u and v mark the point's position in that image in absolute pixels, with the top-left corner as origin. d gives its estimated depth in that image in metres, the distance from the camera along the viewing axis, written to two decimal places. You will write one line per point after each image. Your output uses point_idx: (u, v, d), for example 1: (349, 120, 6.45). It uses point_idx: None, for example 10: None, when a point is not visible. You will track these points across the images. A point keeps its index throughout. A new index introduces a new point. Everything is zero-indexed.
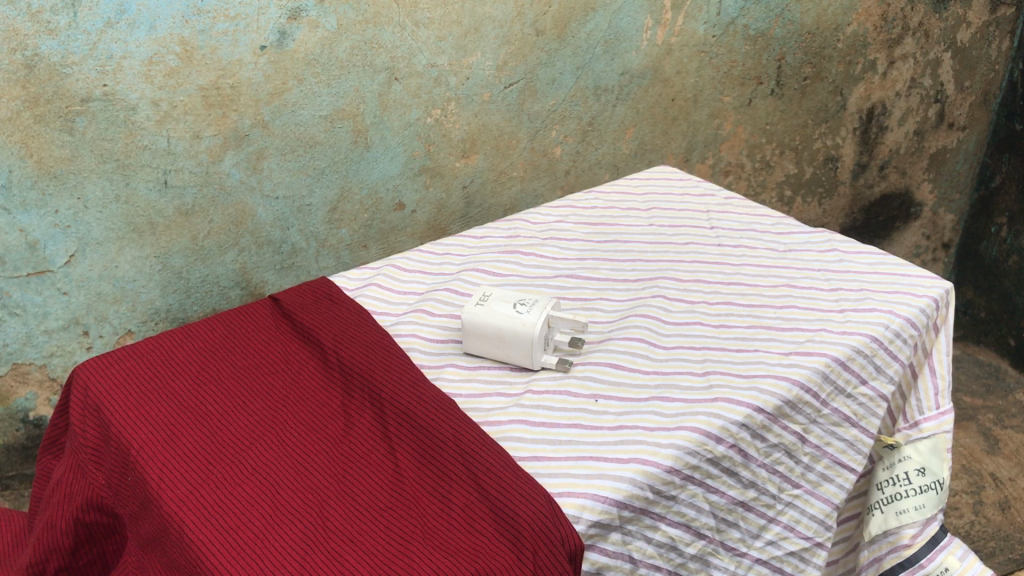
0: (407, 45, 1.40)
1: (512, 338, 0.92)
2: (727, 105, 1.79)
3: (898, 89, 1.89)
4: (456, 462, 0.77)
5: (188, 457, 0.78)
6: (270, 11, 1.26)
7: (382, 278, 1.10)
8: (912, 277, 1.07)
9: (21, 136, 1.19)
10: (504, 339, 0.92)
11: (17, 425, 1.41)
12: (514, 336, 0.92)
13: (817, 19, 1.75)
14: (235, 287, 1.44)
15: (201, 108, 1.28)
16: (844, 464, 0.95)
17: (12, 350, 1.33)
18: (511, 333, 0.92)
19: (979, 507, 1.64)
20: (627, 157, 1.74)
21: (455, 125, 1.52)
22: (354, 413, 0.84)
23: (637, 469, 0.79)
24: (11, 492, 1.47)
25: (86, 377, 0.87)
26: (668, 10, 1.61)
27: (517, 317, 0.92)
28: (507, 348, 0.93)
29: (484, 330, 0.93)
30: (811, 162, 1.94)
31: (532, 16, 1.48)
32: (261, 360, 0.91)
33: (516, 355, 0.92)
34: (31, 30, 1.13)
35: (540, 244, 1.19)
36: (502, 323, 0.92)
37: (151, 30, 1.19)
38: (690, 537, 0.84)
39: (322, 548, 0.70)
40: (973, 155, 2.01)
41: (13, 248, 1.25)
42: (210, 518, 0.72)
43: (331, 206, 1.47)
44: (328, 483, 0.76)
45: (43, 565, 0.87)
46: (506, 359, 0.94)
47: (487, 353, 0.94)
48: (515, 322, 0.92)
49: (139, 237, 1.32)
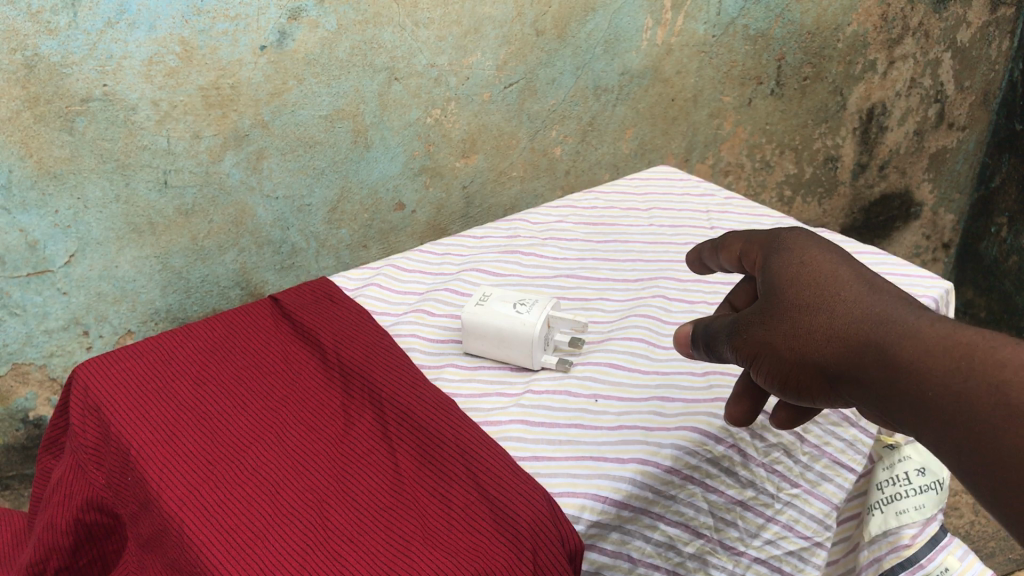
0: (407, 45, 1.40)
1: (512, 337, 0.92)
2: (727, 105, 1.79)
3: (898, 89, 1.88)
4: (455, 462, 0.77)
5: (188, 457, 0.78)
6: (270, 11, 1.26)
7: (382, 278, 1.10)
8: (912, 277, 1.07)
9: (21, 136, 1.18)
10: (505, 338, 0.92)
11: (17, 425, 1.41)
12: (514, 336, 0.91)
13: (817, 19, 1.75)
14: (235, 287, 1.45)
15: (201, 108, 1.28)
16: (844, 464, 0.94)
17: (12, 350, 1.32)
18: (512, 333, 0.91)
19: (979, 507, 1.64)
20: (627, 157, 1.75)
21: (455, 125, 1.52)
22: (354, 413, 0.84)
23: (636, 469, 0.80)
24: (11, 492, 1.46)
25: (85, 376, 0.87)
26: (668, 10, 1.61)
27: (517, 317, 0.92)
28: (508, 348, 0.92)
29: (484, 330, 0.93)
30: (811, 162, 1.94)
31: (532, 16, 1.48)
32: (261, 360, 0.91)
33: (517, 355, 0.92)
34: (31, 30, 1.12)
35: (540, 244, 1.19)
36: (502, 323, 0.92)
37: (151, 30, 1.19)
38: (689, 536, 0.84)
39: (322, 549, 0.70)
40: (974, 155, 2.01)
41: (13, 248, 1.24)
42: (210, 518, 0.72)
43: (331, 206, 1.47)
44: (328, 483, 0.76)
45: (40, 565, 0.86)
46: (506, 359, 0.94)
47: (488, 353, 0.94)
48: (514, 322, 0.91)
49: (139, 237, 1.32)
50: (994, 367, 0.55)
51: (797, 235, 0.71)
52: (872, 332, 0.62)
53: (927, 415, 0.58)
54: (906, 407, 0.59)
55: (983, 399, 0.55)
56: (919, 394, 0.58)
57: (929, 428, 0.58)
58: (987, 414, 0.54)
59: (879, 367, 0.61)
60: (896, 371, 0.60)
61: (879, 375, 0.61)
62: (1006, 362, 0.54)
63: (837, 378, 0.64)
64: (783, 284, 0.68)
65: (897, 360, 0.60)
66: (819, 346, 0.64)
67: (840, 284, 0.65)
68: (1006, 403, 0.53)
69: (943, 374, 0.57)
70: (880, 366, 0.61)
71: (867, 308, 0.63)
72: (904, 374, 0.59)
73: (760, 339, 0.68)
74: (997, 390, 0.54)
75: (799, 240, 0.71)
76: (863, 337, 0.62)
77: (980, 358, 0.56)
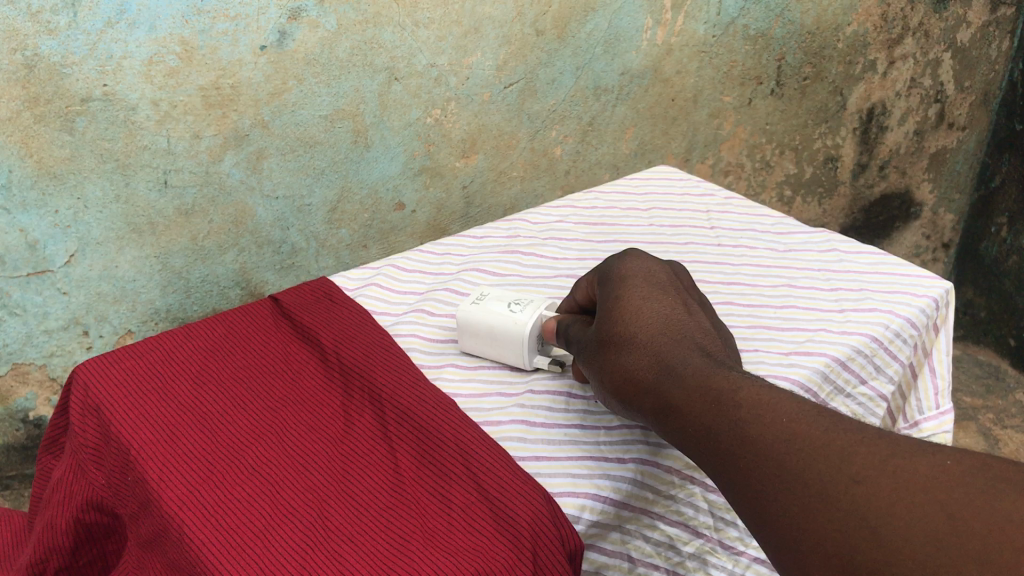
0: (407, 45, 1.40)
1: (503, 336, 0.91)
2: (727, 105, 1.80)
3: (898, 89, 1.89)
4: (456, 462, 0.77)
5: (188, 457, 0.78)
6: (270, 11, 1.26)
7: (382, 278, 1.10)
8: (912, 277, 1.07)
9: (21, 136, 1.17)
10: (496, 337, 0.92)
11: (17, 425, 1.41)
12: (507, 335, 0.91)
13: (817, 19, 1.75)
14: (235, 287, 1.45)
15: (201, 108, 1.27)
16: None
17: (12, 350, 1.32)
18: (503, 332, 0.91)
19: None
20: (627, 157, 1.75)
21: (455, 125, 1.52)
22: (354, 413, 0.85)
23: (636, 469, 0.81)
24: (11, 491, 1.47)
25: (85, 376, 0.86)
26: (668, 10, 1.61)
27: (510, 316, 0.92)
28: (499, 348, 0.92)
29: (476, 329, 0.93)
30: (811, 162, 1.94)
31: (532, 16, 1.48)
32: (261, 360, 0.91)
33: (509, 354, 0.92)
34: (31, 30, 1.12)
35: (540, 243, 1.19)
36: (493, 322, 0.92)
37: (151, 30, 1.19)
38: (689, 536, 0.82)
39: (322, 548, 0.70)
40: (974, 155, 2.01)
41: (13, 248, 1.24)
42: (210, 518, 0.72)
43: (331, 206, 1.47)
44: (329, 482, 0.76)
45: (41, 565, 0.86)
46: (500, 358, 0.94)
47: (481, 352, 0.94)
48: (506, 320, 0.91)
49: (139, 237, 1.32)
50: (733, 406, 0.64)
51: (631, 270, 0.82)
52: (650, 364, 0.72)
53: (681, 439, 0.67)
54: (669, 433, 0.68)
55: (722, 429, 0.63)
56: (678, 421, 0.67)
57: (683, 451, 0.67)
58: (722, 442, 0.63)
59: (652, 396, 0.70)
60: (663, 400, 0.69)
61: (652, 402, 0.70)
62: (740, 405, 0.64)
63: (623, 400, 0.73)
64: (604, 313, 0.79)
65: (666, 391, 0.69)
66: (615, 369, 0.74)
67: (643, 317, 0.76)
68: (739, 435, 0.62)
69: (696, 407, 0.66)
70: (654, 395, 0.70)
71: (653, 344, 0.73)
72: (668, 405, 0.68)
73: (586, 355, 0.79)
74: (733, 426, 0.63)
75: (631, 273, 0.82)
76: (646, 369, 0.72)
77: (725, 397, 0.65)
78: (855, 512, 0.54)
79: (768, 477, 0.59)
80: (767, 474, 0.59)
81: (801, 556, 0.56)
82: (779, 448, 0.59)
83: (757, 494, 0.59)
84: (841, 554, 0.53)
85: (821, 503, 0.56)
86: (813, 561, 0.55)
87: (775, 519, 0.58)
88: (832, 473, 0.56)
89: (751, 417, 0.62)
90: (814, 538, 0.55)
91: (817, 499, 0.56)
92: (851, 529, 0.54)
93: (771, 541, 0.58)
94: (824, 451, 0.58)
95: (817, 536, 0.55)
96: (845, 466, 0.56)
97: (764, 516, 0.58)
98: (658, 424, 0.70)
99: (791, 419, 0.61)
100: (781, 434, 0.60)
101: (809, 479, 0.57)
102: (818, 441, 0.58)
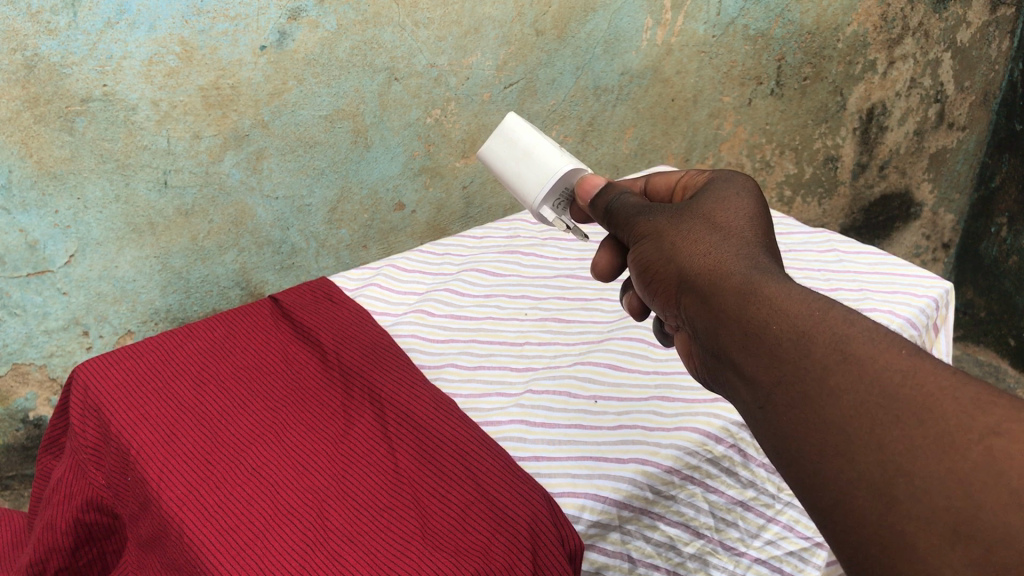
0: (407, 45, 1.40)
1: (538, 159, 0.84)
2: (727, 105, 1.80)
3: (898, 89, 1.89)
4: (455, 463, 0.78)
5: (188, 458, 0.78)
6: (270, 11, 1.26)
7: (382, 278, 1.10)
8: (912, 278, 1.07)
9: (21, 136, 1.17)
10: (530, 157, 0.85)
11: (17, 426, 1.40)
12: (542, 161, 0.84)
13: (817, 19, 1.75)
14: (235, 287, 1.45)
15: (201, 108, 1.27)
16: None
17: (12, 350, 1.31)
18: (542, 154, 0.84)
19: None
20: (627, 157, 1.75)
21: (455, 125, 1.52)
22: (354, 412, 0.85)
23: (636, 469, 0.80)
24: (11, 492, 1.46)
25: (85, 376, 0.86)
26: (668, 10, 1.61)
27: (558, 151, 0.85)
28: (522, 171, 0.85)
29: (516, 138, 0.86)
30: (811, 162, 1.94)
31: (532, 16, 1.48)
32: (262, 360, 0.91)
33: (528, 182, 0.85)
34: (31, 30, 1.12)
35: (540, 244, 1.20)
36: (539, 144, 0.85)
37: (151, 30, 1.19)
38: (690, 537, 0.82)
39: (322, 549, 0.69)
40: (974, 155, 2.00)
41: (13, 248, 1.23)
42: (210, 518, 0.72)
43: (331, 206, 1.47)
44: (329, 482, 0.76)
45: (41, 565, 0.86)
46: (517, 177, 0.86)
47: (500, 166, 0.88)
48: (554, 150, 0.84)
49: (139, 237, 1.32)
50: (843, 323, 0.51)
51: (741, 181, 0.70)
52: (748, 261, 0.60)
53: (753, 341, 0.54)
54: (736, 329, 0.55)
55: (822, 339, 0.50)
56: (760, 319, 0.54)
57: (747, 353, 0.54)
58: (813, 353, 0.50)
59: (739, 282, 0.57)
60: (751, 292, 0.56)
61: (731, 291, 0.57)
62: (854, 324, 0.51)
63: (691, 288, 0.61)
64: (705, 206, 0.67)
65: (758, 286, 0.56)
66: (698, 255, 0.62)
67: (749, 220, 0.65)
68: (843, 348, 0.49)
69: (794, 310, 0.53)
70: (740, 284, 0.57)
71: (755, 248, 0.61)
72: (757, 298, 0.55)
73: (657, 226, 0.68)
74: (835, 338, 0.50)
75: (745, 182, 0.70)
76: (741, 263, 0.59)
77: (837, 313, 0.52)
78: (987, 466, 0.42)
79: (865, 404, 0.46)
80: (864, 401, 0.47)
81: (893, 501, 0.44)
82: (892, 378, 0.46)
83: (840, 420, 0.47)
84: (955, 510, 0.41)
85: (936, 446, 0.43)
86: (907, 510, 0.43)
87: (862, 451, 0.45)
88: (959, 419, 0.44)
89: (864, 338, 0.49)
90: (916, 485, 0.43)
91: (931, 441, 0.44)
92: (979, 481, 0.41)
93: (843, 477, 0.46)
94: (952, 393, 0.45)
95: (925, 484, 0.43)
96: (979, 415, 0.43)
97: (848, 446, 0.46)
98: (725, 316, 0.57)
99: (914, 352, 0.48)
100: (899, 363, 0.47)
101: (928, 416, 0.44)
102: (944, 379, 0.46)
